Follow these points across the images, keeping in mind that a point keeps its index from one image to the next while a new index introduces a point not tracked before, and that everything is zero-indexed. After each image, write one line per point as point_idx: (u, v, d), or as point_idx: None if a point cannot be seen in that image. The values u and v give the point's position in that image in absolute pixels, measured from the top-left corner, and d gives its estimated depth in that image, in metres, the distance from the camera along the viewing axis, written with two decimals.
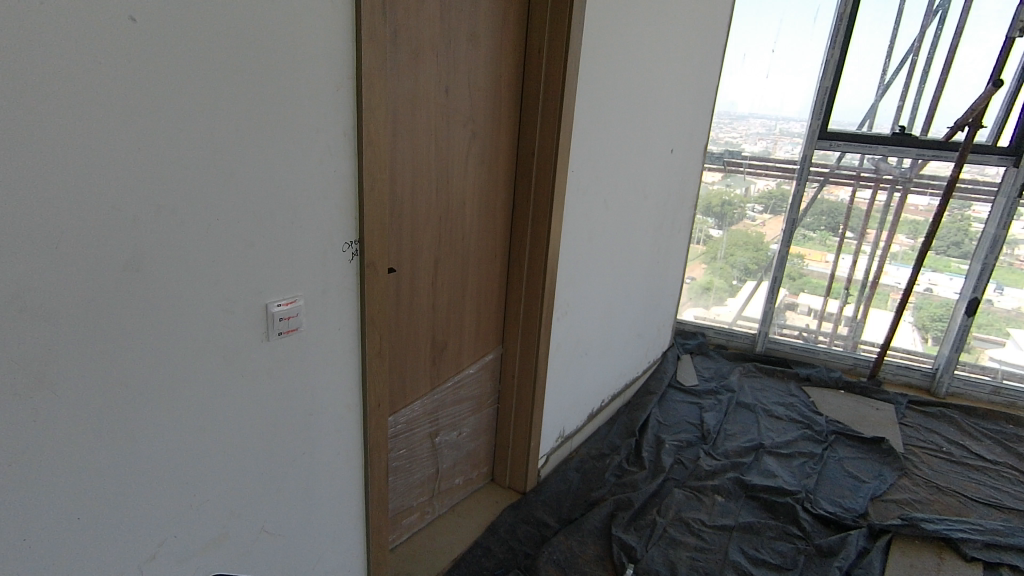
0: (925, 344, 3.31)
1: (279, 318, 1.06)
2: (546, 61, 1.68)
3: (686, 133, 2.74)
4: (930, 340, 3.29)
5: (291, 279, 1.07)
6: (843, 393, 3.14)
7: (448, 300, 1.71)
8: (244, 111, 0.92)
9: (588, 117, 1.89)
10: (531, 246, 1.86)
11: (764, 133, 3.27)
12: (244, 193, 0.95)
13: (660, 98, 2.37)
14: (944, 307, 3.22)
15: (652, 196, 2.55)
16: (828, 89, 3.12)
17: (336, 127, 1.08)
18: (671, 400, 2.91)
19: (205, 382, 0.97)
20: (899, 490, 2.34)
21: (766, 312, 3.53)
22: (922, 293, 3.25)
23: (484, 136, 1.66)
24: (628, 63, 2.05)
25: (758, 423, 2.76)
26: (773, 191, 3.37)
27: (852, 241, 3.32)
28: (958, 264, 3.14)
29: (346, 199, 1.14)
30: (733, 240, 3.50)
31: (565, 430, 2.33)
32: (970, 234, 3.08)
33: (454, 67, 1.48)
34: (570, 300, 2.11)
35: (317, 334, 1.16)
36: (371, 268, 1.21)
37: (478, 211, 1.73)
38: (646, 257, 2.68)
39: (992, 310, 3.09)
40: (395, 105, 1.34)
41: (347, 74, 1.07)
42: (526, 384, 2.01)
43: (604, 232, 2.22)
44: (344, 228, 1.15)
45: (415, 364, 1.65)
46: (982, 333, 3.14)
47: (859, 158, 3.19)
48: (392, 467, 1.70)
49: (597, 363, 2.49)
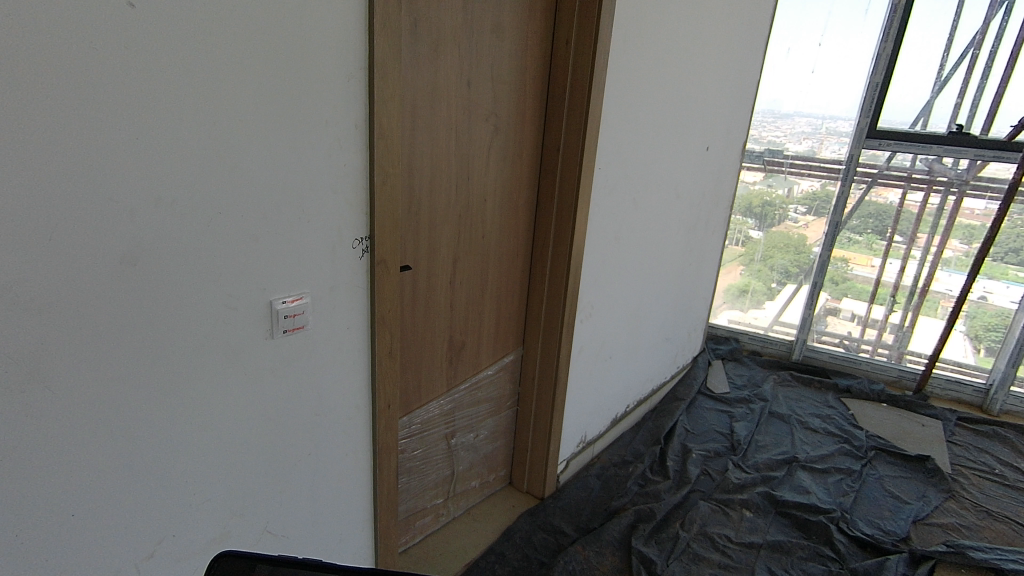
0: (977, 356, 3.10)
1: (284, 315, 1.04)
2: (574, 53, 1.62)
3: (724, 130, 2.63)
4: (983, 351, 3.08)
5: (297, 276, 1.04)
6: (885, 407, 2.97)
7: (466, 298, 1.67)
8: (249, 100, 0.89)
9: (617, 113, 1.81)
10: (554, 245, 1.80)
11: (809, 132, 3.12)
12: (250, 186, 0.93)
13: (695, 93, 2.27)
14: (999, 317, 3.01)
15: (685, 196, 2.46)
16: (878, 85, 2.94)
17: (346, 118, 1.04)
18: (700, 407, 2.81)
19: (207, 378, 0.96)
20: (944, 513, 2.19)
21: (805, 318, 3.37)
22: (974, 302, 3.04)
23: (508, 130, 1.61)
24: (662, 56, 1.97)
25: (792, 435, 2.63)
26: (817, 192, 3.21)
27: (901, 245, 3.14)
28: (1017, 272, 2.92)
29: (356, 194, 1.10)
30: (771, 243, 3.35)
31: (587, 435, 2.26)
32: None
33: (478, 60, 1.44)
34: (594, 302, 2.04)
35: (325, 332, 1.13)
36: (382, 266, 1.18)
37: (500, 208, 1.68)
38: (676, 259, 2.58)
39: None
40: (414, 97, 1.31)
41: (358, 64, 1.03)
42: (546, 387, 1.96)
43: (632, 232, 2.14)
44: (355, 224, 1.12)
45: (430, 363, 1.62)
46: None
47: (911, 158, 3.01)
48: (405, 467, 1.67)
49: (623, 367, 2.41)
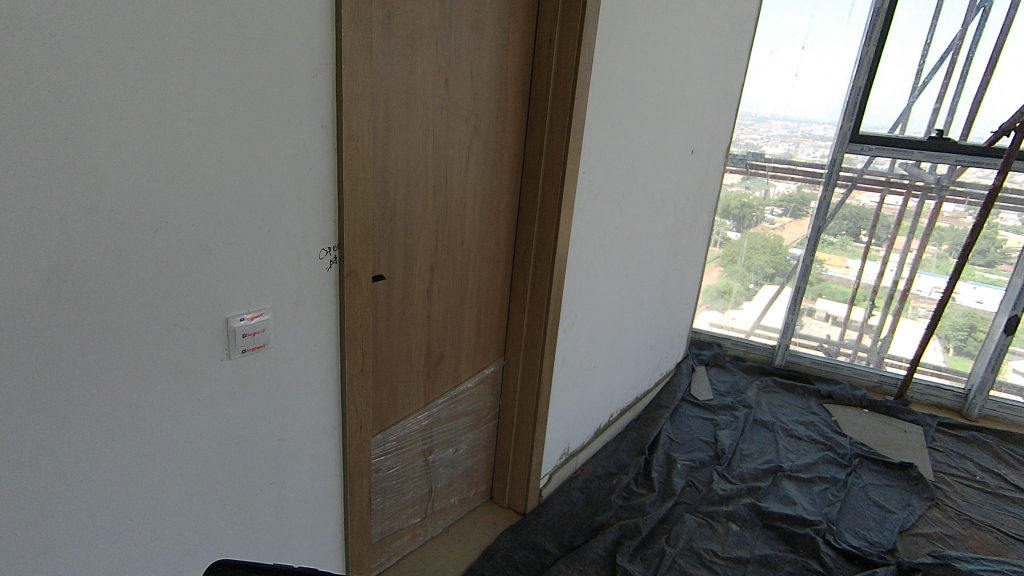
0: (947, 355, 3.13)
1: (242, 334, 0.94)
2: (557, 51, 1.54)
3: (708, 133, 2.59)
4: (952, 349, 3.11)
5: (258, 290, 0.95)
6: (868, 413, 2.96)
7: (444, 308, 1.59)
8: (200, 97, 0.80)
9: (602, 115, 1.75)
10: (536, 252, 1.72)
11: (786, 135, 3.10)
12: (202, 192, 0.83)
13: (680, 95, 2.22)
14: (966, 317, 3.04)
15: (669, 200, 2.41)
16: (861, 89, 2.93)
17: (311, 118, 0.95)
18: (683, 415, 2.76)
19: (154, 405, 0.86)
20: (929, 523, 2.17)
21: (787, 324, 3.34)
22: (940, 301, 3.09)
23: (488, 132, 1.53)
24: (647, 57, 1.91)
25: (776, 443, 2.60)
26: (793, 194, 3.19)
27: (879, 249, 3.15)
28: (983, 273, 2.95)
29: (323, 201, 1.00)
30: (744, 244, 3.35)
31: (570, 446, 2.19)
32: (998, 243, 2.90)
33: (457, 57, 1.36)
34: (577, 310, 1.98)
35: (289, 350, 1.03)
36: (353, 278, 1.08)
37: (480, 214, 1.60)
38: (660, 264, 2.53)
39: None
40: (388, 95, 1.22)
41: (324, 59, 0.94)
42: (528, 400, 1.88)
43: (616, 238, 2.07)
44: (322, 232, 1.02)
45: (406, 377, 1.53)
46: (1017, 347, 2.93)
47: (889, 163, 3.01)
48: (380, 487, 1.58)
49: (607, 376, 2.35)
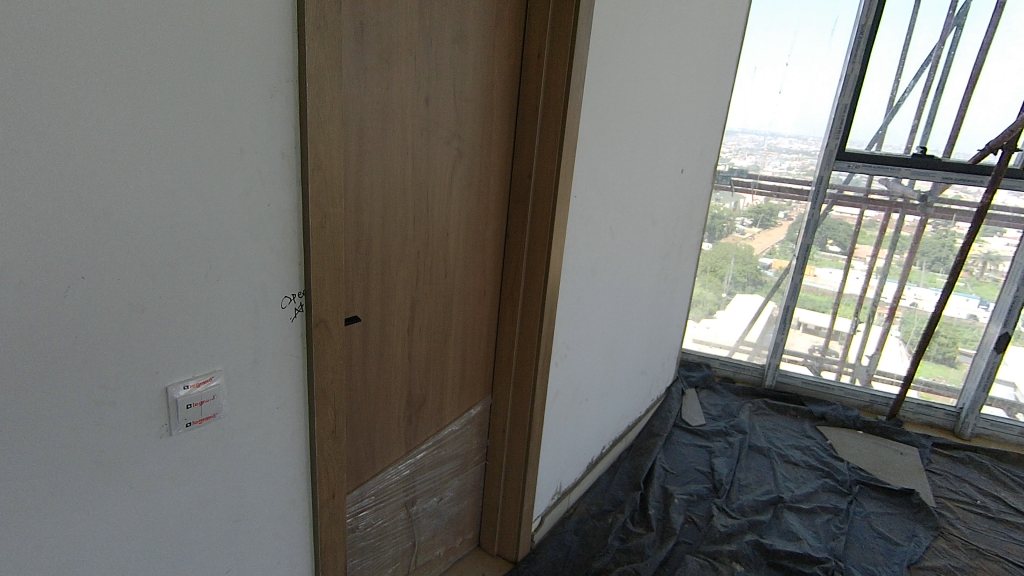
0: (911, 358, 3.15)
1: (186, 405, 0.78)
2: (547, 66, 1.43)
3: (697, 150, 2.51)
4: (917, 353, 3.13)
5: (205, 350, 0.79)
6: (862, 435, 2.88)
7: (427, 347, 1.44)
8: (125, 122, 0.64)
9: (593, 135, 1.63)
10: (526, 283, 1.60)
11: (753, 147, 3.07)
12: (130, 238, 0.68)
13: (670, 114, 2.13)
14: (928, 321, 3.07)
15: (660, 222, 2.31)
16: (847, 105, 2.87)
17: (270, 146, 0.80)
18: (676, 443, 2.64)
19: (71, 501, 0.69)
20: (937, 555, 2.08)
21: (776, 342, 3.28)
22: (906, 308, 3.09)
23: (473, 154, 1.40)
24: (638, 76, 1.81)
25: (774, 471, 2.50)
26: (761, 206, 3.15)
27: (861, 262, 3.11)
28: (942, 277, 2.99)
29: (285, 241, 0.85)
30: (722, 253, 3.27)
31: (562, 485, 2.05)
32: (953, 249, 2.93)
33: (438, 73, 1.23)
34: (569, 343, 1.85)
35: (246, 417, 0.87)
36: (322, 328, 0.93)
37: (464, 243, 1.46)
38: (651, 288, 2.43)
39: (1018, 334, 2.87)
40: (362, 116, 1.08)
41: (285, 76, 0.80)
42: (518, 440, 1.74)
43: (608, 263, 1.96)
44: (284, 276, 0.87)
45: (385, 426, 1.38)
46: (967, 349, 3.01)
47: (868, 178, 2.97)
48: (357, 548, 1.41)
49: (599, 407, 2.22)
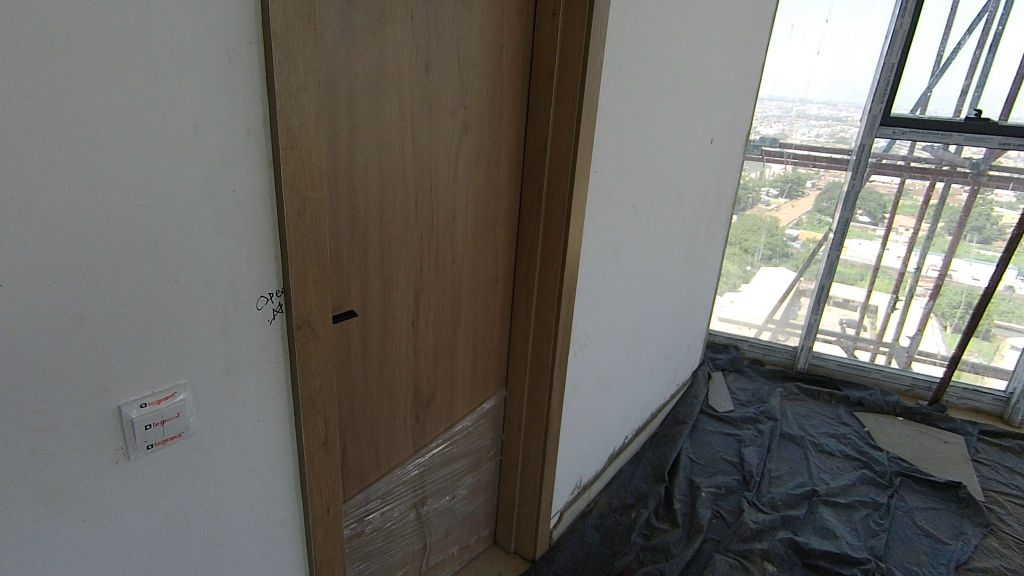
0: (945, 333, 2.95)
1: (146, 425, 0.67)
2: (563, 25, 1.27)
3: (728, 118, 2.32)
4: (951, 327, 2.93)
5: (164, 363, 0.68)
6: (902, 422, 2.72)
7: (434, 340, 1.33)
8: (41, 95, 0.53)
9: (614, 103, 1.47)
10: (541, 268, 1.47)
11: (781, 115, 2.85)
12: (57, 235, 0.56)
13: (699, 78, 1.95)
14: (966, 294, 2.86)
15: (688, 198, 2.15)
16: (893, 66, 2.63)
17: (232, 121, 0.67)
18: (703, 431, 2.52)
19: (9, 543, 0.59)
20: (988, 554, 1.93)
21: (810, 323, 3.11)
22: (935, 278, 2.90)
23: (481, 126, 1.26)
24: (665, 35, 1.64)
25: (808, 461, 2.36)
26: (788, 174, 2.95)
27: (902, 234, 2.89)
28: (980, 251, 2.78)
29: (256, 232, 0.73)
30: (752, 226, 3.09)
31: (582, 478, 1.95)
32: (994, 220, 2.71)
33: (438, 35, 1.09)
34: (589, 330, 1.73)
35: (220, 434, 0.76)
36: (305, 330, 0.81)
37: (473, 226, 1.33)
38: (677, 269, 2.28)
39: (1013, 297, 2.75)
40: (351, 86, 0.96)
41: (247, 37, 0.67)
42: (535, 435, 1.64)
43: (631, 244, 1.82)
44: (258, 273, 0.75)
45: (388, 426, 1.28)
46: (1003, 321, 2.80)
47: (910, 146, 2.74)
48: (363, 553, 1.33)
49: (622, 396, 2.10)
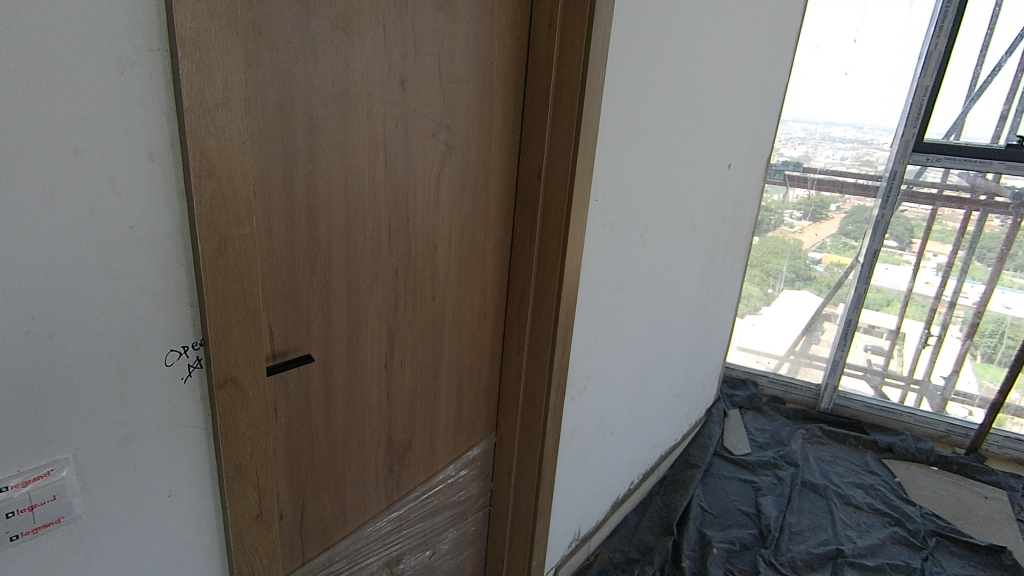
0: (975, 362, 2.74)
1: (8, 512, 0.54)
2: (560, 39, 1.15)
3: (748, 143, 2.18)
4: (980, 357, 2.72)
5: (36, 438, 0.55)
6: (937, 473, 2.50)
7: (412, 383, 1.20)
8: None
9: (618, 126, 1.35)
10: (535, 304, 1.34)
11: (805, 136, 2.69)
12: None
13: (715, 100, 1.81)
14: (996, 322, 2.66)
15: (703, 225, 2.01)
16: (928, 89, 2.46)
17: (129, 143, 0.55)
18: (717, 476, 2.34)
19: None
20: None
21: (835, 360, 2.91)
22: (968, 306, 2.70)
23: (467, 149, 1.14)
24: (677, 54, 1.51)
25: (832, 515, 2.16)
26: (812, 197, 2.78)
27: (934, 263, 2.70)
28: (1010, 276, 2.58)
29: (164, 276, 0.61)
30: (775, 247, 2.91)
31: (582, 529, 1.79)
32: None
33: (416, 48, 0.97)
34: (590, 371, 1.58)
35: (117, 515, 0.64)
36: (229, 390, 0.68)
37: (457, 259, 1.20)
38: (690, 302, 2.13)
39: None
40: (309, 103, 0.84)
41: (147, 43, 0.54)
42: (526, 484, 1.49)
43: (638, 276, 1.68)
44: (166, 324, 0.62)
45: (357, 480, 1.15)
46: None
47: (943, 175, 2.56)
48: None
49: (627, 439, 1.94)
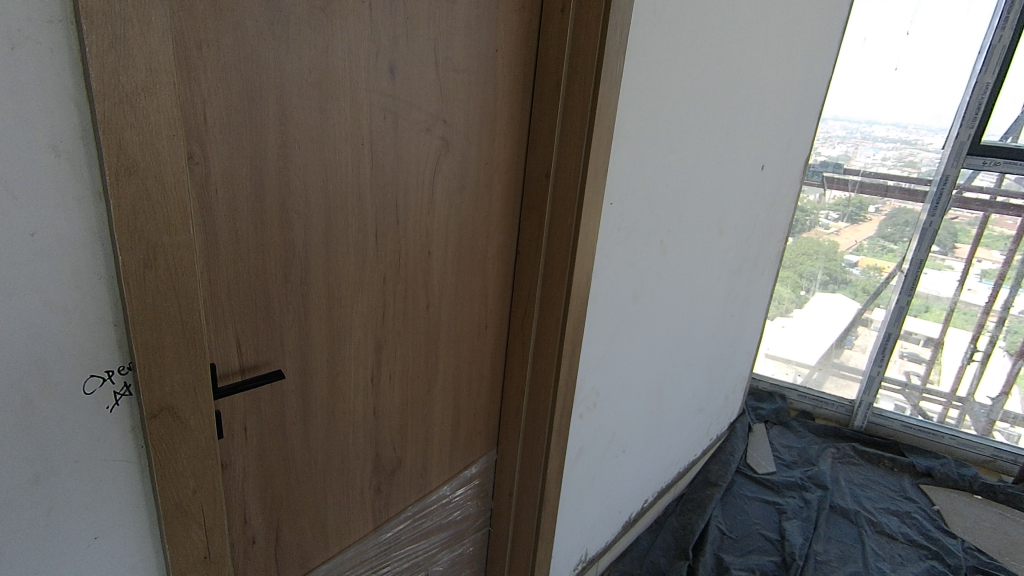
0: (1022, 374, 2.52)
1: None
2: (573, 24, 1.04)
3: (784, 143, 2.02)
4: None
5: None
6: (981, 502, 2.31)
7: (403, 399, 1.11)
8: None
9: (637, 123, 1.23)
10: (541, 315, 1.23)
11: (845, 135, 2.50)
12: None
13: (748, 96, 1.66)
14: None
15: (731, 232, 1.87)
16: (988, 86, 2.26)
17: (27, 134, 0.46)
18: (738, 496, 2.20)
19: None
20: None
21: (872, 375, 2.73)
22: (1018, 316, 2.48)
23: (467, 146, 1.04)
24: (705, 45, 1.37)
25: (863, 544, 2.01)
26: (851, 198, 2.59)
27: (986, 270, 2.49)
28: None
29: (78, 291, 0.52)
30: (810, 248, 2.70)
31: (589, 551, 1.69)
32: None
33: (408, 31, 0.87)
34: (601, 388, 1.47)
35: (29, 563, 0.55)
36: (164, 419, 0.59)
37: (454, 266, 1.10)
38: (714, 313, 2.00)
39: None
40: (281, 91, 0.75)
41: (45, 13, 0.45)
42: (528, 506, 1.39)
43: (657, 286, 1.56)
44: (83, 346, 0.54)
45: (340, 503, 1.06)
46: None
47: (997, 180, 2.37)
48: None
49: (642, 457, 1.82)
